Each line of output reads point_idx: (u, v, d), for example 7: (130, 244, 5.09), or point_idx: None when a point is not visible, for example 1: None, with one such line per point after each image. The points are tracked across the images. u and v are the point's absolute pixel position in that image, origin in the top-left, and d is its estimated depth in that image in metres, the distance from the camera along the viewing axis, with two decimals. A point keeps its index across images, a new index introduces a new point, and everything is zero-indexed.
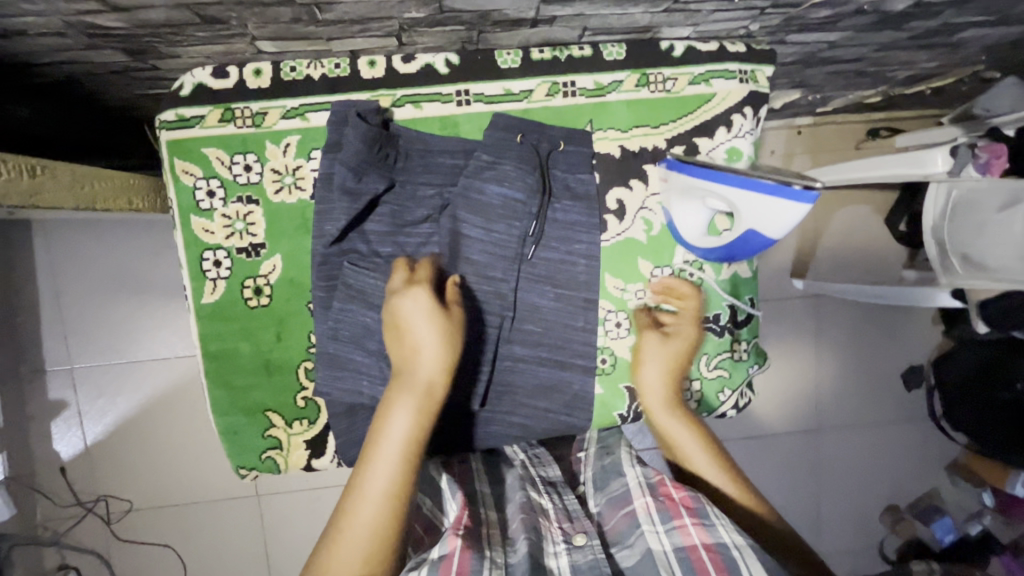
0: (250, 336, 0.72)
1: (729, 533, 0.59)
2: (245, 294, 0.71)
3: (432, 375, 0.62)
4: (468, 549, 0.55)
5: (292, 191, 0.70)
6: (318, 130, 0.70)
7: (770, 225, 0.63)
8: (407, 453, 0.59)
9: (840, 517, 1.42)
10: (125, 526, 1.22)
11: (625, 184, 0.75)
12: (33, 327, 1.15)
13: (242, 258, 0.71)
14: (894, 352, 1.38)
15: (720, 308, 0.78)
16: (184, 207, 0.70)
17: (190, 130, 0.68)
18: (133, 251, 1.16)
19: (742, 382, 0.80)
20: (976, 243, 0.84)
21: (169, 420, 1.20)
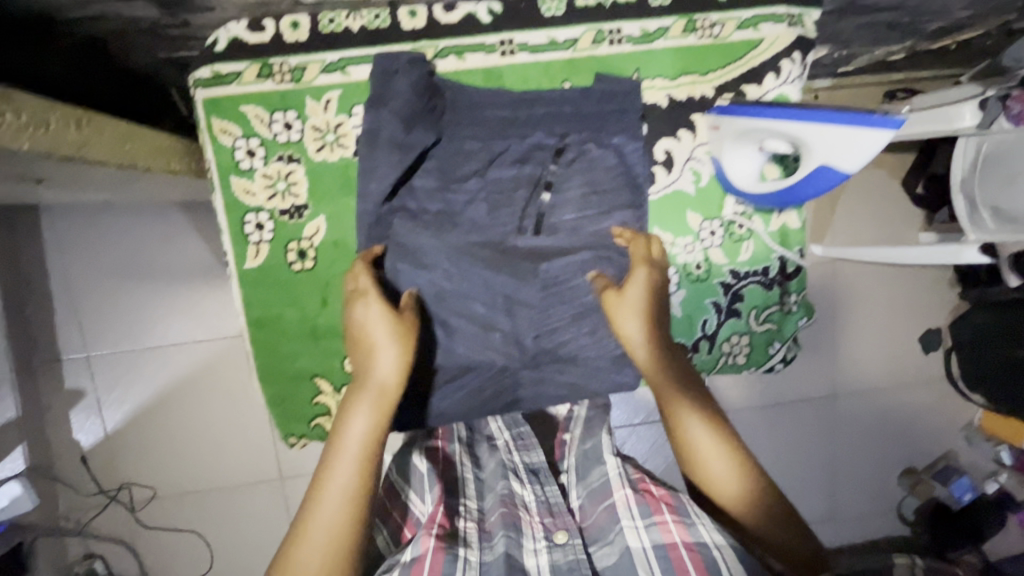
0: (297, 302, 0.88)
1: (710, 533, 0.60)
2: (290, 255, 0.87)
3: (387, 376, 0.68)
4: (440, 549, 0.59)
5: (333, 147, 0.86)
6: (356, 84, 0.84)
7: (840, 156, 0.67)
8: (367, 452, 0.64)
9: (861, 481, 1.43)
10: (149, 513, 1.21)
11: (673, 135, 0.89)
12: (45, 316, 1.13)
13: (285, 219, 0.87)
14: (913, 316, 1.38)
15: (769, 261, 0.92)
16: (225, 166, 0.84)
17: (226, 86, 0.81)
18: (143, 234, 1.13)
19: (789, 333, 0.94)
20: (1006, 195, 0.87)
21: (189, 406, 1.19)
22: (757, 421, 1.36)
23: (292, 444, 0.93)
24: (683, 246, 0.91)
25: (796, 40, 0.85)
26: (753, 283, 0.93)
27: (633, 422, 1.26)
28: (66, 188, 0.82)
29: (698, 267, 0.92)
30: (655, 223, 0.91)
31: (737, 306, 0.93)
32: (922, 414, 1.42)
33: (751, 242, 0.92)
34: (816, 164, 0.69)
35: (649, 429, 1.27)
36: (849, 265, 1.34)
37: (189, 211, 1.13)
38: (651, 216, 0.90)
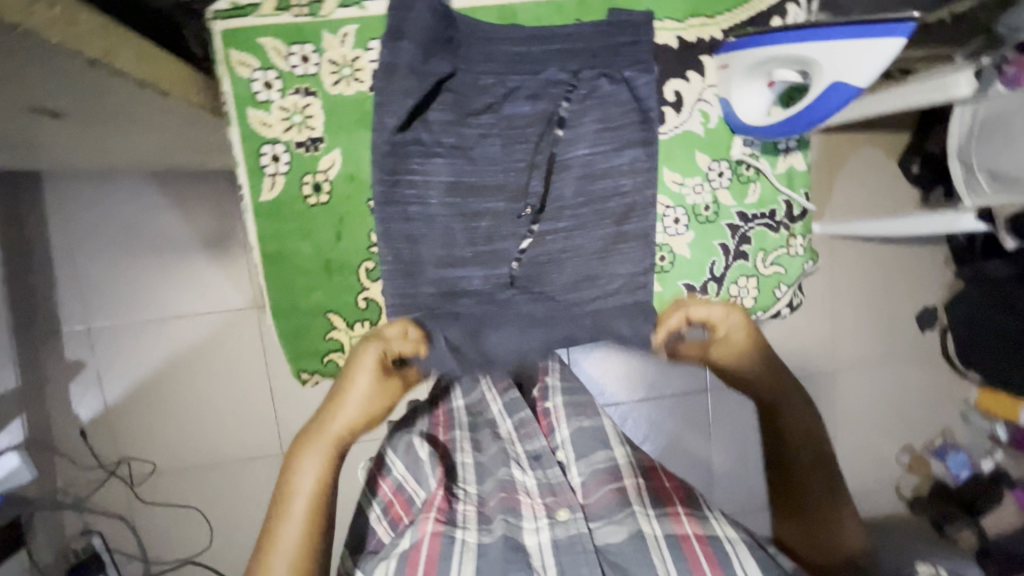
0: (310, 236, 0.79)
1: (722, 529, 0.71)
2: (305, 190, 0.78)
3: (341, 424, 0.73)
4: (436, 535, 0.68)
5: (349, 82, 0.76)
6: (373, 19, 0.76)
7: (855, 69, 0.64)
8: (316, 499, 0.69)
9: (859, 457, 1.44)
10: (148, 489, 1.20)
11: (683, 77, 0.80)
12: (47, 287, 1.12)
13: (300, 151, 0.77)
14: (910, 294, 1.40)
15: (775, 203, 0.85)
16: (241, 97, 0.75)
17: (245, 19, 0.73)
18: (148, 204, 1.13)
19: (796, 276, 0.87)
20: (998, 155, 0.90)
21: (190, 379, 1.18)
22: None
23: (303, 381, 0.87)
24: (692, 187, 0.83)
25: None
26: (762, 226, 0.85)
27: (637, 397, 1.27)
28: (70, 148, 0.81)
29: (704, 210, 0.84)
30: (663, 166, 0.82)
31: (745, 249, 0.85)
32: (918, 392, 1.45)
33: (758, 184, 0.84)
34: (828, 81, 0.66)
35: (653, 406, 1.27)
36: (847, 242, 1.36)
37: (194, 180, 1.13)
38: (659, 157, 0.81)
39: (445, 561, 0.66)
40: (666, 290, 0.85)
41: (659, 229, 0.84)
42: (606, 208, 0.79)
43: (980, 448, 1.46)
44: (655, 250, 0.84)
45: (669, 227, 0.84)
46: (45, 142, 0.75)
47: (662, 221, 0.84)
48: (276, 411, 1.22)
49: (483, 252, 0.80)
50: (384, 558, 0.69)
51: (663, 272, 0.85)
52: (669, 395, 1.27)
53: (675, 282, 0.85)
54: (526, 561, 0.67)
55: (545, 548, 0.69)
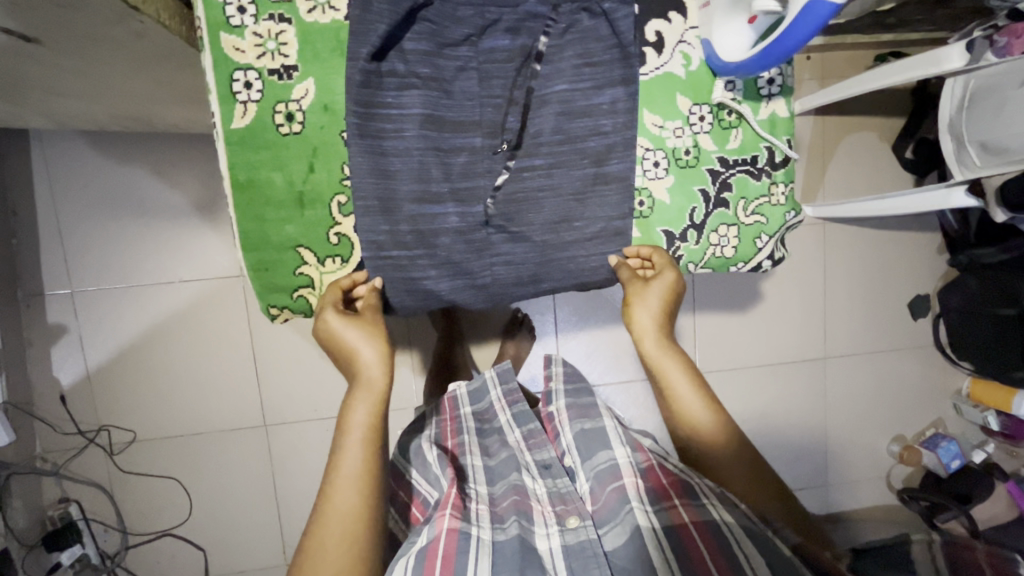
0: (279, 165, 0.59)
1: (720, 512, 0.63)
2: (276, 121, 0.58)
3: (376, 370, 0.60)
4: (453, 530, 0.63)
5: (326, 13, 0.57)
6: None
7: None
8: (368, 448, 0.58)
9: (849, 446, 1.42)
10: (128, 457, 1.19)
11: (663, 15, 0.63)
12: (31, 249, 1.11)
13: (273, 81, 0.57)
14: (903, 282, 1.39)
15: (757, 150, 0.68)
16: (212, 22, 0.56)
17: None
18: (134, 168, 1.12)
19: (780, 229, 0.71)
20: (991, 125, 0.89)
21: (172, 347, 1.17)
22: (746, 380, 1.36)
23: (274, 320, 0.69)
24: (675, 133, 0.65)
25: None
26: (743, 173, 0.68)
27: (626, 377, 1.25)
28: (51, 97, 0.80)
29: (684, 154, 0.66)
30: (641, 106, 0.64)
31: (726, 198, 0.68)
32: (910, 380, 1.43)
33: (741, 130, 0.67)
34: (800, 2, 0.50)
35: (641, 387, 1.25)
36: (841, 227, 1.34)
37: (181, 143, 1.13)
38: (636, 97, 0.63)
39: (462, 556, 0.60)
40: (644, 237, 0.69)
41: (637, 172, 0.65)
42: (587, 147, 0.63)
43: (973, 440, 1.44)
44: (632, 194, 0.66)
45: (647, 171, 0.66)
46: (27, 86, 0.75)
47: (640, 165, 0.65)
48: (259, 380, 1.20)
49: (460, 190, 0.63)
50: (401, 556, 0.61)
51: (641, 217, 0.67)
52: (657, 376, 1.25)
53: (654, 229, 0.68)
54: (540, 563, 0.62)
55: (556, 554, 0.64)
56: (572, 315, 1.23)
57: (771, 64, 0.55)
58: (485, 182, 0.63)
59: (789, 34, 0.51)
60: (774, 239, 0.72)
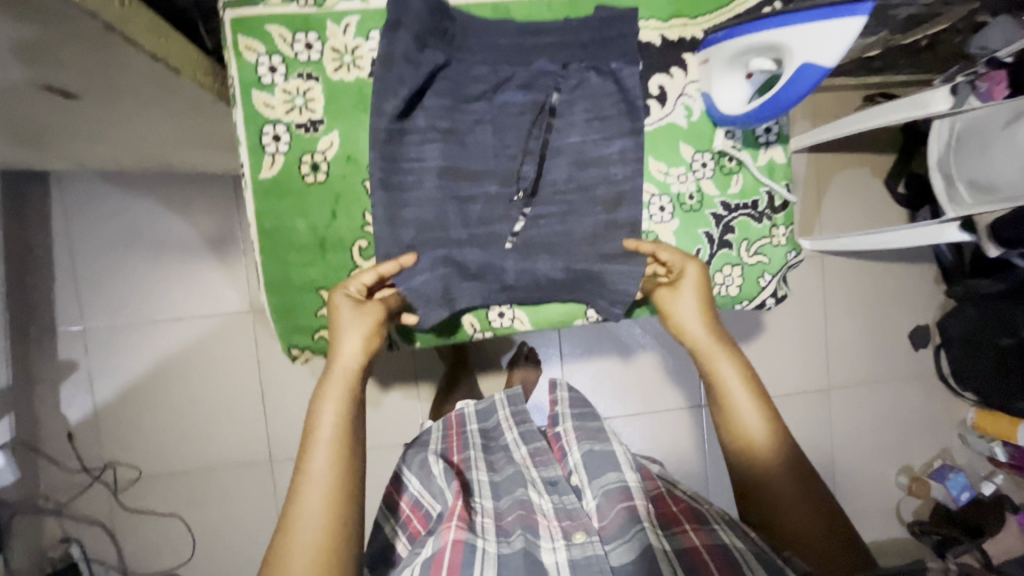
0: (305, 212, 0.63)
1: (731, 538, 0.64)
2: (302, 171, 0.61)
3: (350, 359, 0.58)
4: (459, 544, 0.63)
5: (350, 72, 0.61)
6: (378, 13, 0.61)
7: (821, 48, 0.51)
8: (343, 442, 0.56)
9: (855, 478, 1.41)
10: (132, 494, 1.18)
11: (666, 70, 0.66)
12: (45, 287, 1.13)
13: (300, 134, 0.61)
14: (904, 313, 1.41)
15: (757, 195, 0.71)
16: (245, 81, 0.59)
17: (253, 6, 0.58)
18: (149, 207, 1.15)
19: (782, 268, 0.73)
20: (980, 164, 0.91)
21: (181, 383, 1.18)
22: None
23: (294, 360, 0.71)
24: (679, 179, 0.69)
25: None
26: (744, 217, 0.71)
27: (633, 411, 1.25)
28: (73, 141, 0.83)
29: (688, 199, 0.69)
30: (647, 154, 0.67)
31: (730, 240, 0.71)
32: (912, 411, 1.43)
33: (741, 175, 0.70)
34: (796, 65, 0.53)
35: (646, 420, 1.26)
36: (840, 259, 1.37)
37: (196, 184, 1.16)
38: (643, 146, 0.67)
39: (467, 569, 0.61)
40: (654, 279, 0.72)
41: (643, 217, 0.69)
42: (598, 195, 0.67)
43: (980, 470, 1.43)
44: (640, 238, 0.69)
45: (654, 215, 0.69)
46: (51, 133, 0.78)
47: (646, 209, 0.69)
48: (267, 415, 1.20)
49: (477, 234, 0.65)
50: (407, 567, 0.64)
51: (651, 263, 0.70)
52: (663, 409, 1.26)
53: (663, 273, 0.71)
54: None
55: (563, 567, 0.65)
56: (577, 346, 1.24)
57: (770, 116, 0.60)
58: (502, 227, 0.66)
59: (790, 90, 0.55)
60: (775, 279, 0.74)
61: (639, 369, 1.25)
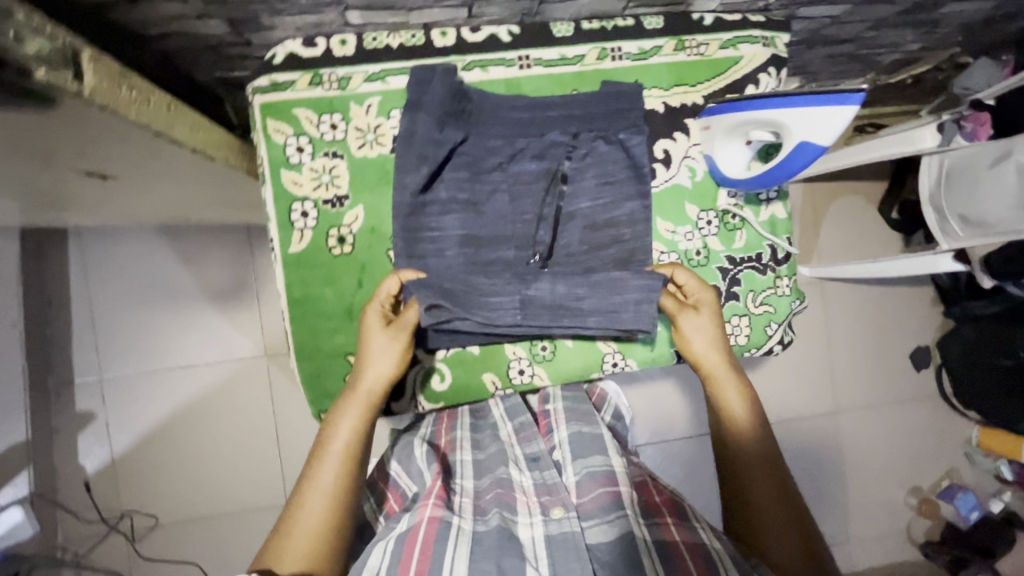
0: (333, 281, 0.69)
1: (710, 536, 0.63)
2: (329, 243, 0.68)
3: (371, 384, 0.66)
4: (434, 520, 0.62)
5: (373, 148, 0.68)
6: (398, 93, 0.67)
7: (819, 129, 0.58)
8: (350, 458, 0.63)
9: (866, 500, 1.42)
10: (149, 543, 1.18)
11: (670, 135, 0.71)
12: (63, 338, 1.16)
13: (327, 208, 0.68)
14: (904, 335, 1.44)
15: (762, 248, 0.74)
16: (275, 161, 0.67)
17: (282, 93, 0.65)
18: (166, 257, 1.18)
19: (788, 316, 0.76)
20: (972, 202, 0.92)
21: (197, 429, 1.19)
22: None
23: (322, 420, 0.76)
24: (686, 236, 0.72)
25: (772, 55, 0.70)
26: (749, 269, 0.74)
27: (643, 442, 1.27)
28: (97, 205, 0.86)
29: (696, 255, 0.73)
30: (655, 215, 0.71)
31: (737, 291, 0.74)
32: (918, 432, 1.45)
33: (745, 231, 0.74)
34: (795, 143, 0.60)
35: (657, 449, 1.27)
36: (840, 284, 1.41)
37: (212, 236, 1.18)
38: (651, 208, 0.71)
39: (439, 546, 0.60)
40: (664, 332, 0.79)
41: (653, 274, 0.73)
42: (612, 254, 0.69)
43: (988, 489, 1.44)
44: None
45: None
46: (78, 200, 0.81)
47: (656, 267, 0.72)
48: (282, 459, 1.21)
49: None
50: (379, 541, 0.63)
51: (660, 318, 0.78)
52: (675, 438, 1.27)
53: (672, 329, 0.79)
54: (521, 553, 0.61)
55: (539, 544, 0.63)
56: None
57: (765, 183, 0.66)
58: None
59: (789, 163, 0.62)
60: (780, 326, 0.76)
61: (649, 400, 1.27)
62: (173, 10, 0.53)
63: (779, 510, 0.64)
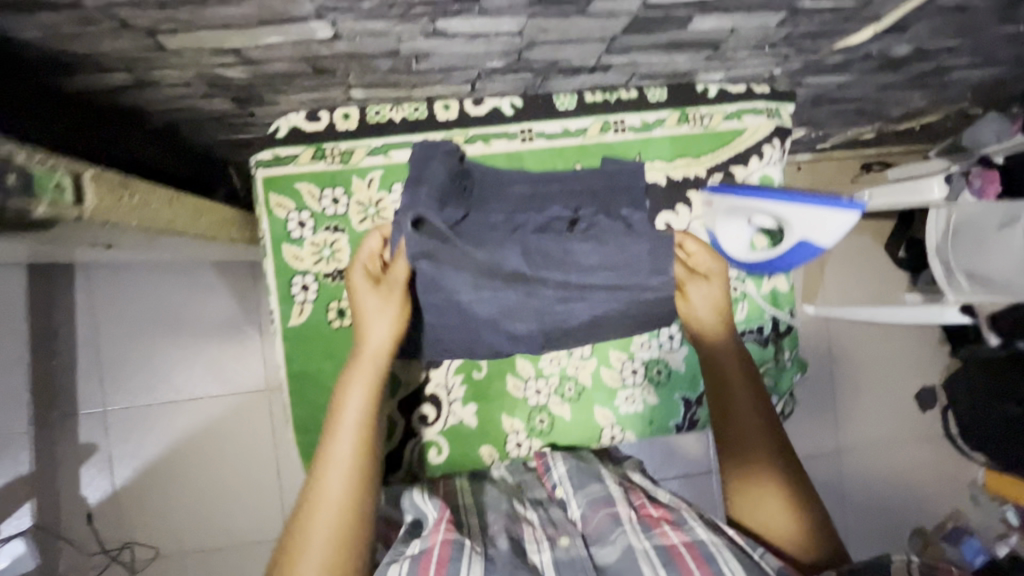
0: (331, 352, 0.82)
1: (706, 532, 0.64)
2: (330, 315, 0.82)
3: (377, 348, 0.68)
4: (447, 541, 0.62)
5: (375, 222, 0.82)
6: (399, 166, 0.81)
7: (818, 230, 0.70)
8: (363, 424, 0.65)
9: (869, 540, 1.40)
10: (150, 573, 1.18)
11: (672, 209, 0.85)
12: (68, 370, 1.16)
13: (328, 281, 0.82)
14: (909, 375, 1.42)
15: (763, 320, 0.88)
16: (278, 236, 0.81)
17: (285, 167, 0.79)
18: (173, 290, 1.19)
19: (788, 390, 0.88)
20: (981, 259, 0.92)
21: (198, 462, 1.20)
22: None
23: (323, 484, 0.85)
24: None
25: (776, 127, 0.83)
26: (751, 341, 0.88)
27: None
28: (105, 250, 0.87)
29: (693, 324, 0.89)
30: None
31: None
32: (921, 471, 1.43)
33: (746, 304, 0.88)
34: (796, 238, 0.73)
35: None
36: (844, 322, 1.39)
37: (218, 272, 1.19)
38: None
39: (455, 562, 0.60)
40: (663, 402, 0.91)
41: (653, 344, 0.91)
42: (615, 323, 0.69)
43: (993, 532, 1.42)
44: (650, 364, 0.91)
45: (662, 343, 0.91)
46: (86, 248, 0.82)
47: (655, 337, 0.90)
48: (282, 494, 1.22)
49: None
50: (391, 562, 0.61)
51: (659, 383, 0.91)
52: None
53: (672, 395, 0.91)
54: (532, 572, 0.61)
55: (548, 566, 0.63)
56: None
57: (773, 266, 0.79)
58: None
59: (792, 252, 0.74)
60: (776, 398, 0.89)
61: None
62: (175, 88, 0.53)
63: (783, 490, 0.67)
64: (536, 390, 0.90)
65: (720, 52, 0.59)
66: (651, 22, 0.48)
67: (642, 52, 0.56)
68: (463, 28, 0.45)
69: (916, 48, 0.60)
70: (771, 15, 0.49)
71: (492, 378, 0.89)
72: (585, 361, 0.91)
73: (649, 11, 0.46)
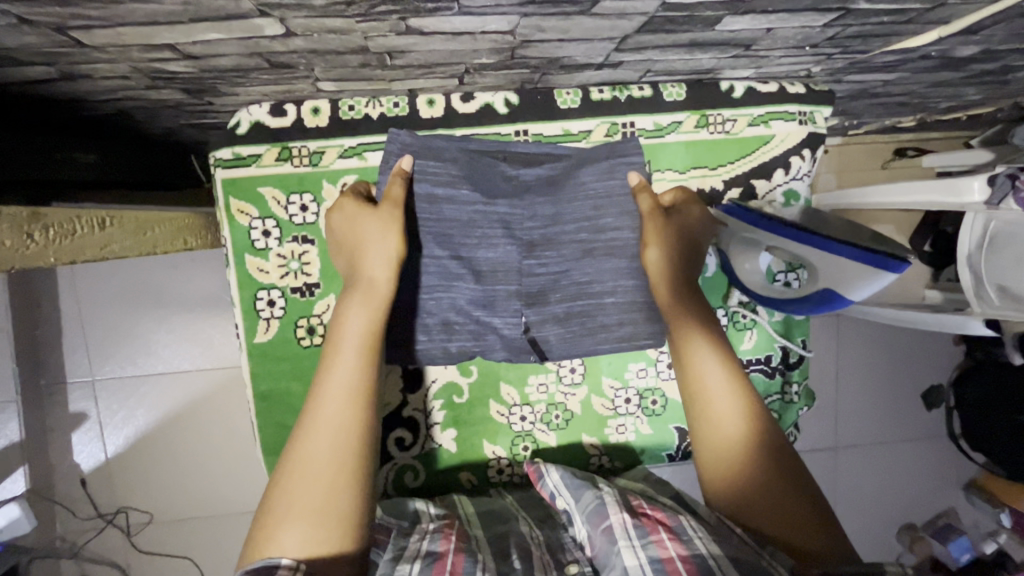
0: (300, 373, 0.80)
1: (707, 546, 0.56)
2: (298, 334, 0.79)
3: (377, 274, 0.63)
4: (460, 553, 0.60)
5: None
6: (373, 169, 0.77)
7: (846, 285, 0.68)
8: (365, 349, 0.62)
9: (856, 532, 1.40)
10: (144, 538, 1.21)
11: None
12: (54, 339, 1.15)
13: (296, 297, 0.79)
14: (917, 374, 1.38)
15: (771, 350, 0.86)
16: (241, 247, 0.77)
17: (246, 168, 0.75)
18: (155, 264, 1.14)
19: (790, 425, 0.88)
20: (1015, 274, 0.81)
21: (186, 436, 1.20)
22: None
23: None
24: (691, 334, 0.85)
25: (806, 135, 0.79)
26: (758, 371, 0.86)
27: None
28: None
29: None
30: None
31: None
32: (916, 468, 1.41)
33: (754, 331, 0.86)
34: (823, 287, 0.71)
35: None
36: (854, 319, 1.34)
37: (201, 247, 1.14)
38: None
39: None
40: (657, 431, 0.88)
41: (652, 373, 0.87)
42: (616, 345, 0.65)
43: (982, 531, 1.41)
44: (648, 393, 0.87)
45: (661, 370, 0.87)
46: None
47: (655, 365, 0.87)
48: None
49: None
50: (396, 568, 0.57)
51: (653, 414, 0.88)
52: None
53: (667, 425, 0.88)
54: None
55: None
56: None
57: (791, 309, 0.77)
58: None
59: (817, 299, 0.73)
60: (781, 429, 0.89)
61: None
62: (116, 67, 0.46)
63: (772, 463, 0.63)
64: (521, 416, 0.86)
65: (752, 49, 0.55)
66: (670, 21, 0.44)
67: (659, 38, 0.49)
68: (442, 26, 0.42)
69: (983, 49, 0.52)
70: (817, 16, 0.44)
71: (474, 404, 0.86)
72: (574, 389, 0.87)
73: (667, 11, 0.42)
